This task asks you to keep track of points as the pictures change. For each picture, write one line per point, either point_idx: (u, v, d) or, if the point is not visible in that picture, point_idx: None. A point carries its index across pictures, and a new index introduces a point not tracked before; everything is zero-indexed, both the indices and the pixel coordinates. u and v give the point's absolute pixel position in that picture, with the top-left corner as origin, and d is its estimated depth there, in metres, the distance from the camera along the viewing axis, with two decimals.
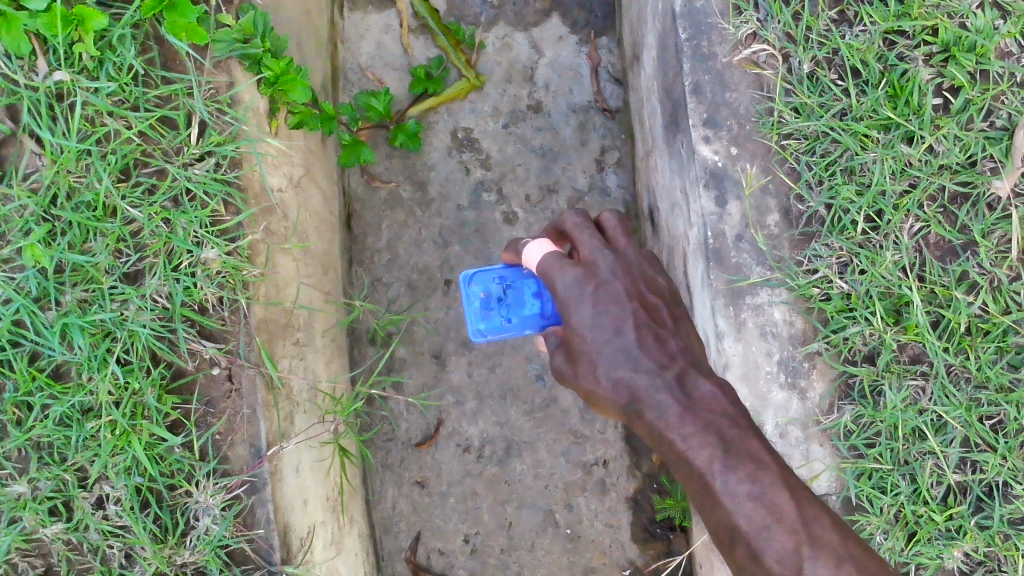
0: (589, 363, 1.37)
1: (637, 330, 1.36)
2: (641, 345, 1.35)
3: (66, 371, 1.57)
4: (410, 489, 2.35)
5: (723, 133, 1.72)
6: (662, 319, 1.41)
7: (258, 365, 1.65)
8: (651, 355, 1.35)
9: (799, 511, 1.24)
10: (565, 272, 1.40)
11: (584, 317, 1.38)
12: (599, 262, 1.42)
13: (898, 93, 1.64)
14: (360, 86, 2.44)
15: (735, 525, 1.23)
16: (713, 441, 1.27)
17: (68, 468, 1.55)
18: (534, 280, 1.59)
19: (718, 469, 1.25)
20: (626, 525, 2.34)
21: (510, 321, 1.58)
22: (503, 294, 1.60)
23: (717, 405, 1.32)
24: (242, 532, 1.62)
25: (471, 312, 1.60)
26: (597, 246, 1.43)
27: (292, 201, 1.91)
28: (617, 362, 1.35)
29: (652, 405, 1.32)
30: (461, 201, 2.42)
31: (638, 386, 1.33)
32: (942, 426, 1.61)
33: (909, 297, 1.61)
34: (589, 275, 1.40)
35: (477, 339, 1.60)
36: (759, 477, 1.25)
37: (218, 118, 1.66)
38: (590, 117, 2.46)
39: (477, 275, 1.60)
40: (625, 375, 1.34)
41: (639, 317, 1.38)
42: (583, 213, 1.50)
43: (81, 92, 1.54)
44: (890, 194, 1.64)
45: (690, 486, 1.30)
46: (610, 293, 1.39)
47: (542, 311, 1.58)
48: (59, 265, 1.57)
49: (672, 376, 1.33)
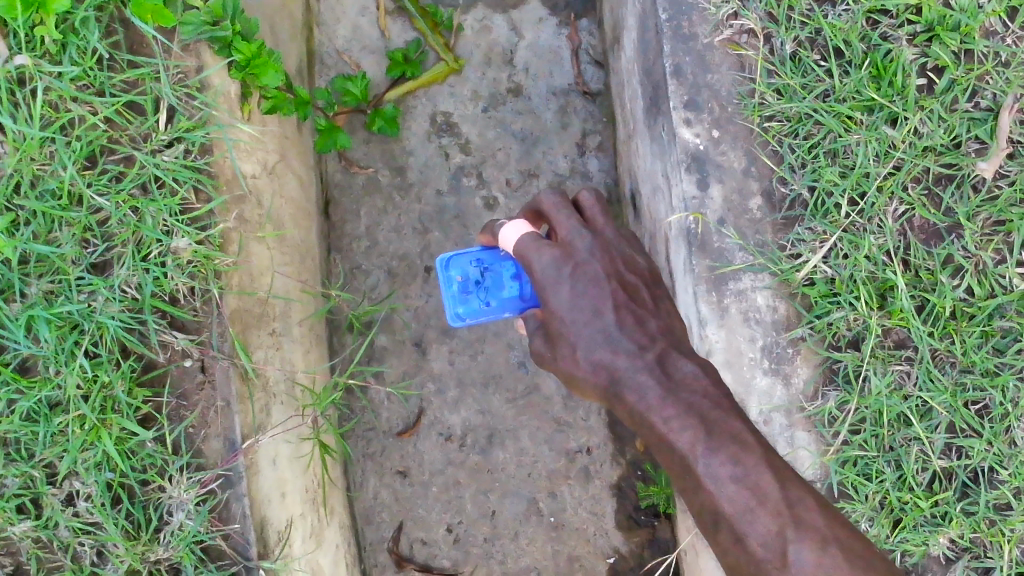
0: (569, 346, 1.35)
1: (616, 311, 1.34)
2: (621, 327, 1.34)
3: (32, 365, 1.53)
4: (392, 479, 2.32)
5: (705, 115, 1.69)
6: (641, 300, 1.39)
7: (231, 357, 1.61)
8: (631, 337, 1.33)
9: (783, 492, 1.21)
10: (542, 254, 1.36)
11: (562, 300, 1.35)
12: (577, 242, 1.38)
13: (882, 73, 1.61)
14: (336, 70, 2.39)
15: (719, 508, 1.21)
16: (695, 422, 1.25)
17: (35, 465, 1.51)
18: (512, 263, 1.56)
19: (700, 451, 1.23)
20: (610, 513, 2.32)
21: (489, 304, 1.55)
22: (480, 277, 1.57)
23: (699, 385, 1.30)
24: (217, 527, 1.58)
25: (449, 296, 1.56)
26: (575, 226, 1.40)
27: (267, 188, 1.87)
28: (596, 343, 1.33)
29: (633, 387, 1.30)
30: (440, 186, 2.38)
31: (619, 367, 1.32)
32: (927, 411, 1.59)
33: (893, 281, 1.59)
34: (566, 256, 1.36)
35: (456, 322, 1.56)
36: (742, 458, 1.22)
37: (187, 104, 1.60)
38: (571, 100, 2.43)
39: (454, 258, 1.56)
40: (604, 358, 1.33)
41: (618, 298, 1.35)
42: (560, 192, 1.46)
43: (43, 78, 1.49)
44: (874, 176, 1.61)
45: (672, 469, 1.28)
46: (587, 273, 1.35)
47: (520, 293, 1.56)
48: (23, 256, 1.52)
49: (653, 356, 1.32)
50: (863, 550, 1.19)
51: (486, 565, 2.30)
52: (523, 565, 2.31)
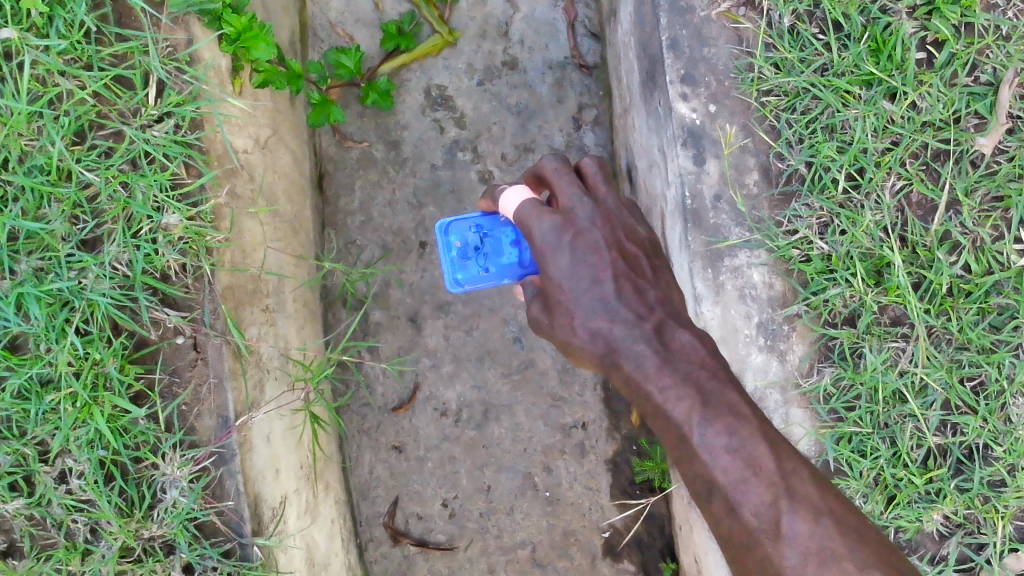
0: (567, 314, 1.34)
1: (616, 280, 1.33)
2: (620, 297, 1.32)
3: (23, 342, 1.52)
4: (388, 454, 2.32)
5: (701, 89, 1.67)
6: (641, 270, 1.37)
7: (223, 334, 1.60)
8: (629, 305, 1.32)
9: (778, 464, 1.20)
10: (542, 221, 1.34)
11: (561, 267, 1.33)
12: (578, 210, 1.36)
13: (881, 47, 1.59)
14: (329, 43, 2.36)
15: (713, 478, 1.21)
16: (691, 393, 1.25)
17: (28, 442, 1.50)
18: (512, 229, 1.55)
19: (697, 422, 1.23)
20: (605, 488, 2.32)
21: (488, 270, 1.54)
22: (480, 243, 1.55)
23: (696, 356, 1.30)
24: (211, 504, 1.58)
25: (447, 262, 1.54)
26: (576, 194, 1.38)
27: (259, 162, 1.85)
28: (594, 311, 1.32)
29: (630, 356, 1.30)
30: (435, 160, 2.36)
31: (616, 337, 1.31)
32: (923, 388, 1.59)
33: (891, 258, 1.58)
34: (567, 223, 1.34)
35: (454, 289, 1.55)
36: (738, 430, 1.22)
37: (176, 78, 1.58)
38: (566, 74, 2.40)
39: (454, 223, 1.54)
40: (601, 327, 1.32)
41: (617, 267, 1.33)
42: (562, 157, 1.44)
43: (30, 51, 1.46)
44: (872, 152, 1.59)
45: (668, 439, 1.28)
46: (587, 242, 1.34)
47: (520, 260, 1.55)
48: (12, 233, 1.50)
49: (652, 327, 1.31)
50: (855, 522, 1.20)
51: (482, 540, 2.31)
52: (518, 540, 2.31)
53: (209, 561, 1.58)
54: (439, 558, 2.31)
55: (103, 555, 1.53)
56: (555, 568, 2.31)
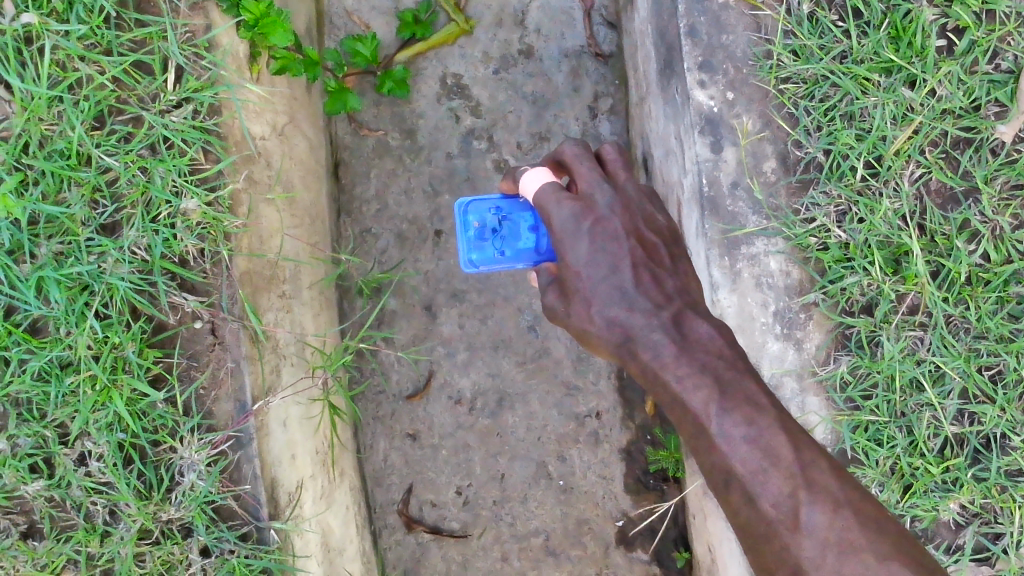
0: (583, 301, 1.34)
1: (634, 269, 1.33)
2: (637, 285, 1.33)
3: (43, 325, 1.54)
4: (402, 442, 2.33)
5: (719, 77, 1.67)
6: (659, 258, 1.38)
7: (241, 318, 1.61)
8: (647, 295, 1.32)
9: (797, 454, 1.20)
10: (561, 207, 1.35)
11: (580, 255, 1.33)
12: (597, 197, 1.37)
13: (900, 34, 1.58)
14: (346, 31, 2.37)
15: (731, 469, 1.21)
16: (709, 382, 1.25)
17: (47, 425, 1.52)
18: (531, 214, 1.56)
19: (715, 412, 1.22)
20: (619, 477, 2.32)
21: (503, 253, 1.55)
22: (498, 225, 1.56)
23: (713, 346, 1.30)
24: (228, 488, 1.59)
25: (464, 242, 1.56)
26: (597, 180, 1.39)
27: (276, 149, 1.85)
28: (613, 300, 1.32)
29: (646, 345, 1.29)
30: (451, 149, 2.36)
31: (633, 326, 1.31)
32: (940, 377, 1.59)
33: (909, 246, 1.57)
34: (587, 210, 1.34)
35: (468, 269, 1.55)
36: (756, 420, 1.22)
37: (195, 64, 1.59)
38: (582, 62, 2.39)
39: (474, 203, 1.55)
40: (620, 315, 1.32)
41: (636, 256, 1.34)
42: (582, 143, 1.44)
43: (50, 36, 1.48)
44: (891, 140, 1.58)
45: (684, 428, 1.27)
46: (607, 229, 1.34)
47: (536, 246, 1.55)
48: (33, 217, 1.51)
49: (668, 316, 1.31)
50: (876, 513, 1.19)
51: (496, 528, 2.32)
52: (532, 528, 2.32)
53: (226, 544, 1.59)
54: (453, 545, 2.32)
55: (121, 538, 1.54)
56: (569, 556, 2.31)
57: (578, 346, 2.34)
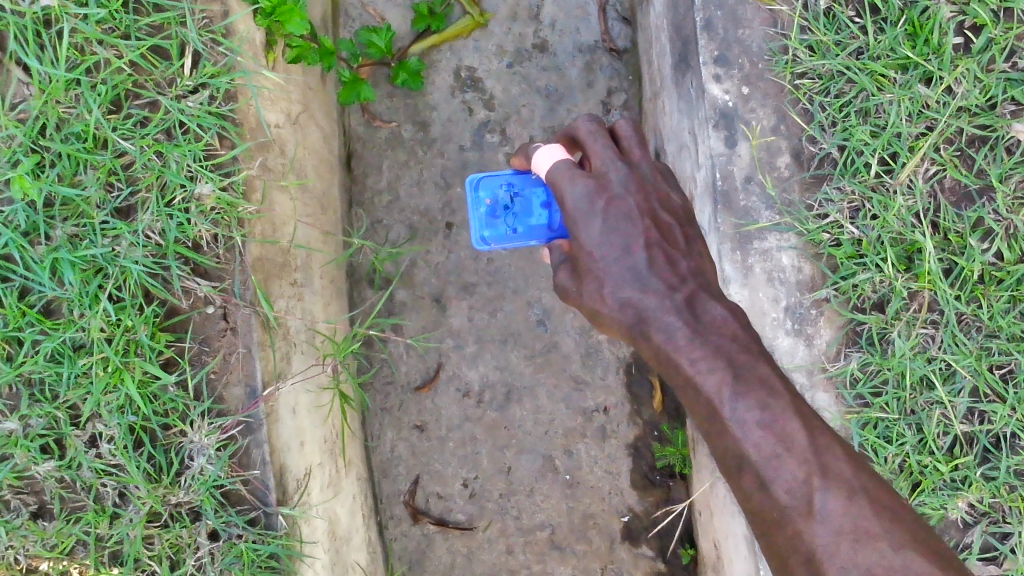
0: (596, 282, 1.34)
1: (648, 249, 1.33)
2: (651, 266, 1.32)
3: (57, 307, 1.55)
4: (409, 433, 2.33)
5: (734, 71, 1.68)
6: (673, 238, 1.38)
7: (253, 304, 1.61)
8: (660, 276, 1.32)
9: (811, 439, 1.20)
10: (575, 184, 1.34)
11: (593, 234, 1.33)
12: (611, 174, 1.37)
13: (918, 31, 1.58)
14: (361, 23, 2.37)
15: (744, 453, 1.21)
16: (723, 365, 1.25)
17: (59, 406, 1.53)
18: (543, 190, 1.56)
19: (728, 396, 1.23)
20: (625, 472, 2.31)
21: (516, 230, 1.55)
22: (510, 202, 1.56)
23: (727, 328, 1.30)
24: (237, 473, 1.60)
25: (476, 219, 1.56)
26: (611, 158, 1.39)
27: (290, 137, 1.86)
28: (625, 282, 1.32)
29: (660, 328, 1.30)
30: (463, 141, 2.37)
31: (646, 307, 1.31)
32: (950, 375, 1.58)
33: (922, 244, 1.57)
34: (600, 188, 1.34)
35: (480, 246, 1.56)
36: (770, 404, 1.22)
37: (212, 50, 1.60)
38: (597, 57, 2.39)
39: (484, 180, 1.56)
40: (632, 296, 1.32)
41: (651, 236, 1.34)
42: (597, 119, 1.44)
43: (69, 19, 1.48)
44: (906, 136, 1.58)
45: (697, 411, 1.28)
46: (621, 209, 1.34)
47: (549, 223, 1.56)
48: (48, 199, 1.52)
49: (683, 296, 1.31)
50: (889, 500, 1.19)
51: (501, 521, 2.32)
52: (538, 521, 2.32)
53: (234, 529, 1.60)
54: (458, 537, 2.32)
55: (130, 520, 1.55)
56: (574, 551, 2.31)
57: (587, 341, 2.33)
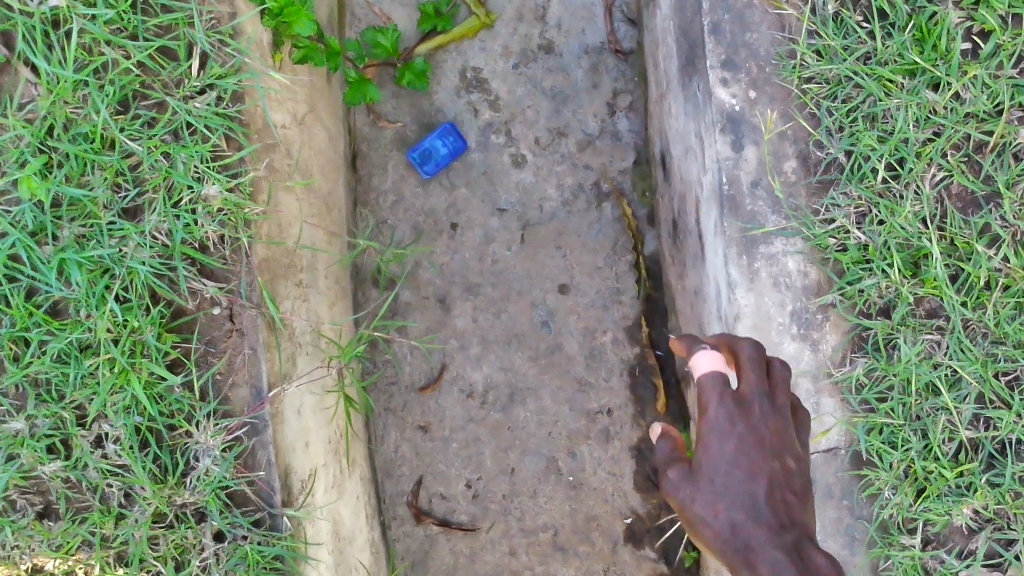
0: (710, 494, 1.18)
1: (771, 493, 1.17)
2: (770, 505, 1.16)
3: (64, 307, 1.55)
4: (413, 434, 2.34)
5: (742, 75, 1.68)
6: (796, 490, 1.21)
7: (259, 306, 1.61)
8: (775, 515, 1.16)
9: None
10: (723, 401, 1.21)
11: (724, 453, 1.19)
12: (759, 405, 1.23)
13: (926, 37, 1.57)
14: (366, 23, 2.37)
15: None
16: None
17: (66, 406, 1.53)
18: None
19: None
20: (629, 474, 2.31)
21: None
22: None
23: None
24: (242, 474, 1.60)
25: None
26: (764, 391, 1.24)
27: (296, 138, 1.86)
28: (737, 502, 1.16)
29: (766, 560, 1.11)
30: (468, 142, 2.37)
31: (755, 541, 1.13)
32: (956, 381, 1.57)
33: (928, 249, 1.56)
34: (744, 413, 1.21)
35: None
36: None
37: (219, 51, 1.59)
38: (602, 59, 2.38)
39: None
40: (742, 526, 1.15)
41: (775, 473, 1.19)
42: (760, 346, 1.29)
43: (77, 20, 1.48)
44: (913, 142, 1.58)
45: None
46: (759, 451, 1.19)
47: None
48: (56, 199, 1.52)
49: (791, 539, 1.13)
50: None
51: (504, 522, 2.32)
52: (541, 523, 2.32)
53: (239, 530, 1.60)
54: (461, 538, 2.32)
55: (136, 520, 1.55)
56: (577, 552, 2.31)
57: (591, 342, 2.33)
